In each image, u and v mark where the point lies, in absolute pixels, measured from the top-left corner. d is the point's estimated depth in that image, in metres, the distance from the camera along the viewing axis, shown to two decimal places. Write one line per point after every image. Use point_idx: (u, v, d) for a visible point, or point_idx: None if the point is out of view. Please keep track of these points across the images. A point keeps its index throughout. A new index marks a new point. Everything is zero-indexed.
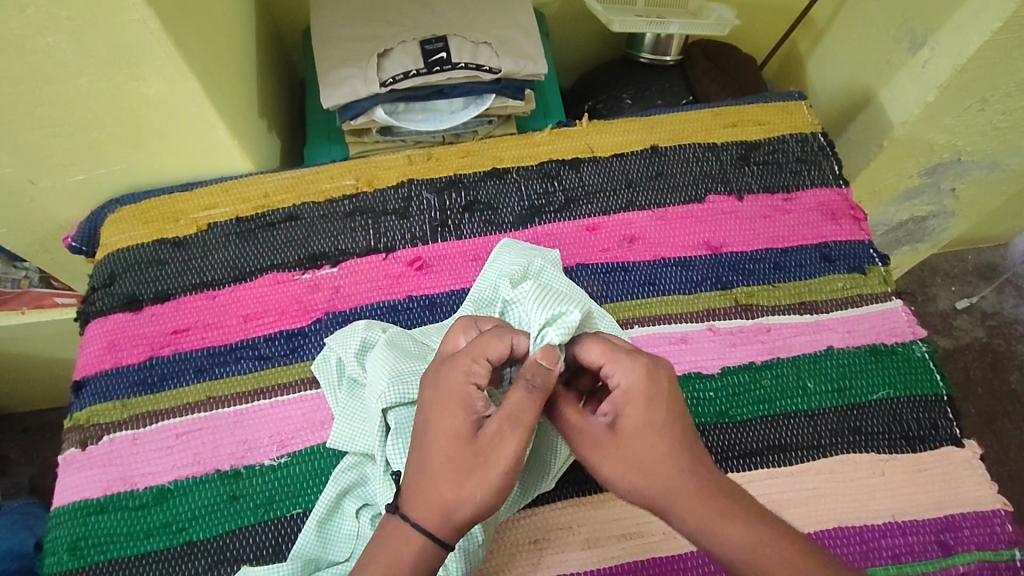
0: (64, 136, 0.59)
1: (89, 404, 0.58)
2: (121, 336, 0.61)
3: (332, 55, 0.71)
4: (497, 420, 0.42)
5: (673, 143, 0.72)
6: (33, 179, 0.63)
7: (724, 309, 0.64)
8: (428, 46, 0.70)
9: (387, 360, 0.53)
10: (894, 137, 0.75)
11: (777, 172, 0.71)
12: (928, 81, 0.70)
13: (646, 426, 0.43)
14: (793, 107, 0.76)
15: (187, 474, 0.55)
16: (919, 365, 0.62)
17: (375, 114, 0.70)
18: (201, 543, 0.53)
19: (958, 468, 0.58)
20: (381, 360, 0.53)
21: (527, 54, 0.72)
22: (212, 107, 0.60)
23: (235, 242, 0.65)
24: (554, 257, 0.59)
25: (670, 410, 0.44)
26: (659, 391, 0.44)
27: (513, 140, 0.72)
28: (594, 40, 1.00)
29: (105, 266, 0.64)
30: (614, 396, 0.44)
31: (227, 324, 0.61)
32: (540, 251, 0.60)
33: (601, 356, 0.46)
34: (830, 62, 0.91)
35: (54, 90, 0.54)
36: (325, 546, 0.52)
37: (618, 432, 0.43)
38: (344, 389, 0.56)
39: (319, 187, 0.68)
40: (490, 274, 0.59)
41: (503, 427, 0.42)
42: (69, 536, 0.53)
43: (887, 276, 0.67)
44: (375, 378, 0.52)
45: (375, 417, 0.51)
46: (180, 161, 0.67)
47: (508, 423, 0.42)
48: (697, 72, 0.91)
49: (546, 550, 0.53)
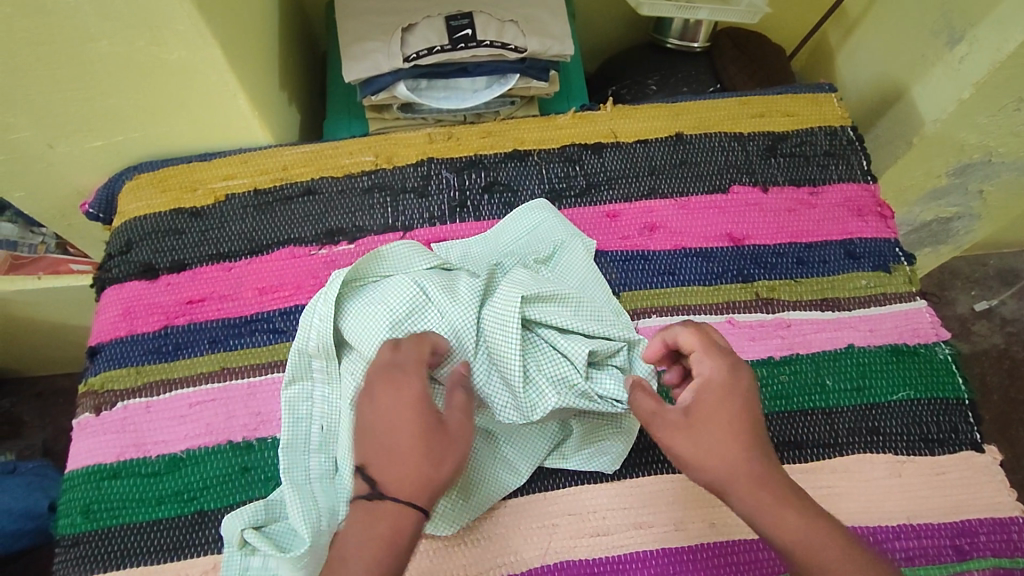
0: (84, 99, 0.58)
1: (103, 369, 0.58)
2: (137, 303, 0.61)
3: (354, 28, 0.69)
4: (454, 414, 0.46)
5: (698, 131, 0.71)
6: (51, 144, 0.63)
7: (744, 302, 0.63)
8: (453, 23, 0.68)
9: (402, 281, 0.55)
10: (924, 135, 0.73)
11: (804, 166, 0.70)
12: (964, 78, 0.68)
13: (728, 414, 0.45)
14: (822, 99, 0.74)
15: (199, 444, 0.55)
16: (941, 367, 0.61)
17: (397, 90, 0.69)
18: (212, 513, 0.53)
19: (976, 474, 0.57)
20: (393, 284, 0.56)
21: (553, 34, 0.70)
22: (233, 77, 0.59)
23: (252, 215, 0.64)
24: (591, 245, 0.63)
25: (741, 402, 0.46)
26: (742, 376, 0.47)
27: (535, 122, 0.70)
28: (621, 24, 0.98)
29: (122, 233, 0.64)
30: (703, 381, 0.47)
31: (242, 296, 0.61)
32: (577, 236, 0.63)
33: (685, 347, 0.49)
34: (862, 55, 0.89)
35: (75, 52, 0.53)
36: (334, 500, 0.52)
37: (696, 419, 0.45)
38: (319, 366, 0.56)
39: (338, 162, 0.67)
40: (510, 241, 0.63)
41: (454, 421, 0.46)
42: (82, 499, 0.54)
43: (912, 276, 0.66)
44: (360, 304, 0.55)
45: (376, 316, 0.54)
46: (199, 131, 0.67)
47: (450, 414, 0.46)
48: (724, 60, 0.89)
49: (556, 535, 0.53)
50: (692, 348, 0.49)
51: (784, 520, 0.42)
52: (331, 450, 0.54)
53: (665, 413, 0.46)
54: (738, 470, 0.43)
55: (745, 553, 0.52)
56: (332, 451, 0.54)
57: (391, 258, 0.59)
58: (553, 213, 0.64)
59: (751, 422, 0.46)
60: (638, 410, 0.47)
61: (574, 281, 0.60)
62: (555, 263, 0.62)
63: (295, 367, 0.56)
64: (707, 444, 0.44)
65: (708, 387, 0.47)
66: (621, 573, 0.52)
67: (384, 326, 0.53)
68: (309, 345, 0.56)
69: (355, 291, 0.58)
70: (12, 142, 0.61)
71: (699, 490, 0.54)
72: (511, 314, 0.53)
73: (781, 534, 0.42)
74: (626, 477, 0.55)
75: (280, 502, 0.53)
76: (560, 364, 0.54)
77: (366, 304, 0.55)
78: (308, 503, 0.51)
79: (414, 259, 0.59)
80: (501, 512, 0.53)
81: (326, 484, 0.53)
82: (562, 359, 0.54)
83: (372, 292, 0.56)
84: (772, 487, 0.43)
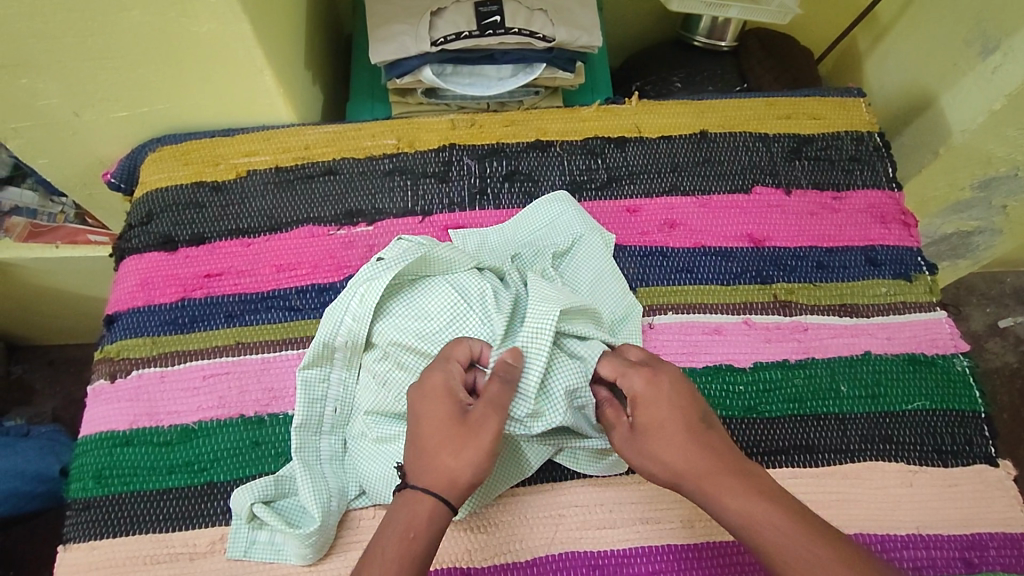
0: (112, 68, 0.58)
1: (119, 337, 0.59)
2: (155, 274, 0.61)
3: (382, 9, 0.69)
4: (482, 404, 0.46)
5: (722, 130, 0.70)
6: (77, 112, 0.63)
7: (762, 304, 0.62)
8: (483, 9, 0.68)
9: (443, 288, 0.56)
10: (951, 145, 0.72)
11: (829, 169, 0.69)
12: (996, 89, 0.67)
13: (670, 419, 0.47)
14: (851, 104, 0.73)
15: (211, 416, 0.56)
16: (958, 380, 0.60)
17: (422, 74, 0.69)
18: (223, 485, 0.53)
19: (989, 488, 0.57)
20: (434, 290, 0.56)
21: (582, 25, 0.70)
22: (260, 53, 0.59)
23: (272, 192, 0.64)
24: (610, 241, 0.63)
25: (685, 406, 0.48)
26: (665, 382, 0.49)
27: (559, 113, 0.70)
28: (648, 18, 0.97)
29: (143, 204, 0.64)
30: (640, 390, 0.49)
31: (260, 273, 0.61)
32: (597, 231, 0.63)
33: (613, 369, 0.51)
34: (892, 62, 0.88)
35: (106, 21, 0.53)
36: (345, 480, 0.53)
37: (647, 429, 0.47)
38: (341, 357, 0.56)
39: (361, 144, 0.67)
40: (529, 229, 0.63)
41: (486, 410, 0.46)
42: (93, 464, 0.54)
43: (933, 286, 0.65)
44: (401, 309, 0.56)
45: (401, 322, 0.55)
46: (222, 107, 0.67)
47: (490, 406, 0.46)
48: (751, 61, 0.88)
49: (563, 525, 0.53)
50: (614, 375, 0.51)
51: (733, 501, 0.44)
52: (342, 431, 0.55)
53: (619, 425, 0.49)
54: (681, 464, 0.46)
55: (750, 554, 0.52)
56: (343, 432, 0.55)
57: (437, 263, 0.57)
58: (575, 208, 0.63)
59: (690, 418, 0.47)
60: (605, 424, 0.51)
61: (589, 275, 0.60)
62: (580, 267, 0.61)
63: (316, 353, 0.55)
64: (649, 448, 0.47)
65: (641, 397, 0.49)
66: (626, 568, 0.52)
67: (419, 331, 0.55)
68: (336, 338, 0.55)
69: (397, 290, 0.57)
70: (39, 109, 0.62)
71: None
72: (545, 327, 0.51)
73: (732, 515, 0.44)
74: (635, 471, 0.55)
75: (290, 478, 0.53)
76: (578, 372, 0.52)
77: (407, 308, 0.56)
78: (318, 483, 0.52)
79: (456, 259, 0.57)
80: (507, 500, 0.53)
81: (336, 466, 0.54)
82: (578, 371, 0.52)
83: (414, 297, 0.57)
84: (722, 475, 0.45)
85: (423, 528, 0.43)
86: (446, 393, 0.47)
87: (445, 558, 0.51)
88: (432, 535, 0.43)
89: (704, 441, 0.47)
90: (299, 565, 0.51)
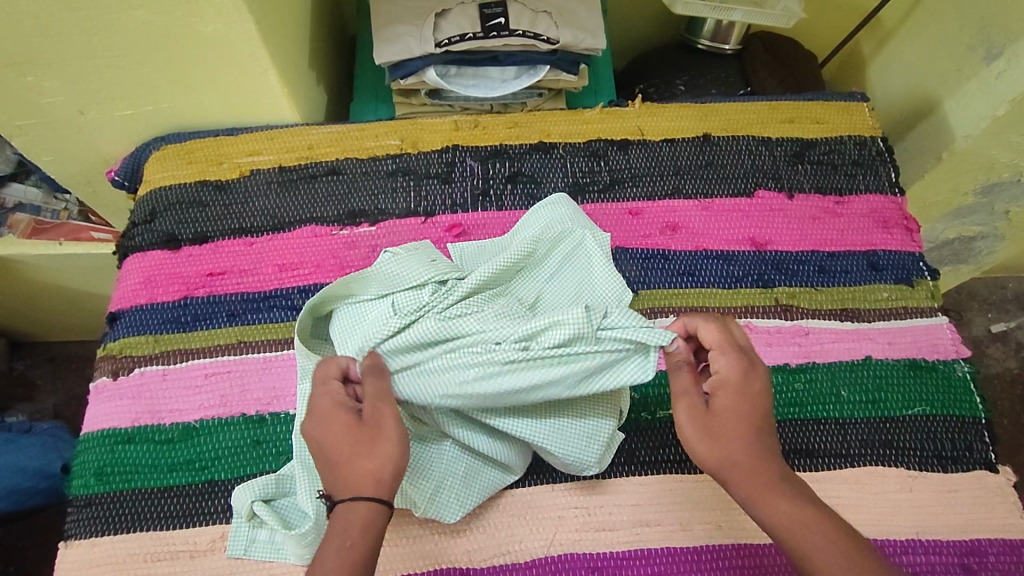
0: (117, 67, 0.58)
1: (122, 335, 0.59)
2: (158, 272, 0.61)
3: (387, 10, 0.69)
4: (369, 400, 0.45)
5: (725, 133, 0.70)
6: (81, 110, 0.63)
7: (763, 307, 0.62)
8: (487, 11, 0.68)
9: (382, 307, 0.53)
10: (954, 150, 0.72)
11: (831, 174, 0.69)
12: (1000, 95, 0.67)
13: (740, 414, 0.45)
14: (854, 108, 0.73)
15: (212, 414, 0.56)
16: (958, 386, 0.61)
17: (426, 75, 0.69)
18: (224, 483, 0.54)
19: (989, 494, 0.57)
20: (375, 306, 0.54)
21: (586, 28, 0.70)
22: (265, 52, 0.59)
23: (276, 192, 0.65)
24: (604, 237, 0.61)
25: (758, 401, 0.46)
26: (755, 377, 0.47)
27: (562, 115, 0.70)
28: (653, 20, 0.97)
29: (147, 203, 0.64)
30: (727, 375, 0.47)
31: (262, 272, 0.61)
32: (592, 228, 0.62)
33: (714, 342, 0.48)
34: (896, 66, 0.88)
35: (111, 19, 0.53)
36: None
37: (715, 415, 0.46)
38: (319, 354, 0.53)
39: (363, 144, 0.67)
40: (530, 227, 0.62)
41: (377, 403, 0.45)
42: (95, 462, 0.54)
43: (935, 291, 0.65)
44: (348, 315, 0.54)
45: (346, 326, 0.54)
46: (226, 106, 0.67)
47: (377, 398, 0.45)
48: (755, 64, 0.88)
49: (561, 527, 0.53)
50: (711, 345, 0.48)
51: (771, 505, 0.43)
52: None
53: (692, 395, 0.47)
54: (739, 456, 0.44)
55: (749, 557, 0.52)
56: None
57: (380, 278, 0.54)
58: (573, 208, 0.62)
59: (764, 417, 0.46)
60: (673, 383, 0.48)
61: (573, 273, 0.60)
62: (553, 268, 0.60)
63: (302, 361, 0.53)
64: (715, 434, 0.45)
65: (725, 383, 0.46)
66: (624, 570, 0.52)
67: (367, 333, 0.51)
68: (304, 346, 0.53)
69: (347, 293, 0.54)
70: (43, 106, 0.62)
71: (708, 492, 0.54)
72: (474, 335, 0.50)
73: (772, 516, 0.43)
74: (634, 474, 0.55)
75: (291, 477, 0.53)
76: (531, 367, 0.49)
77: (347, 320, 0.54)
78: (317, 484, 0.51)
79: (404, 273, 0.54)
80: (506, 501, 0.54)
81: None
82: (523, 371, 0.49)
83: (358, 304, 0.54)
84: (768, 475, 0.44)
85: (361, 534, 0.41)
86: (336, 407, 0.45)
87: (445, 558, 0.52)
88: (369, 543, 0.41)
89: (767, 442, 0.45)
90: (298, 564, 0.51)
